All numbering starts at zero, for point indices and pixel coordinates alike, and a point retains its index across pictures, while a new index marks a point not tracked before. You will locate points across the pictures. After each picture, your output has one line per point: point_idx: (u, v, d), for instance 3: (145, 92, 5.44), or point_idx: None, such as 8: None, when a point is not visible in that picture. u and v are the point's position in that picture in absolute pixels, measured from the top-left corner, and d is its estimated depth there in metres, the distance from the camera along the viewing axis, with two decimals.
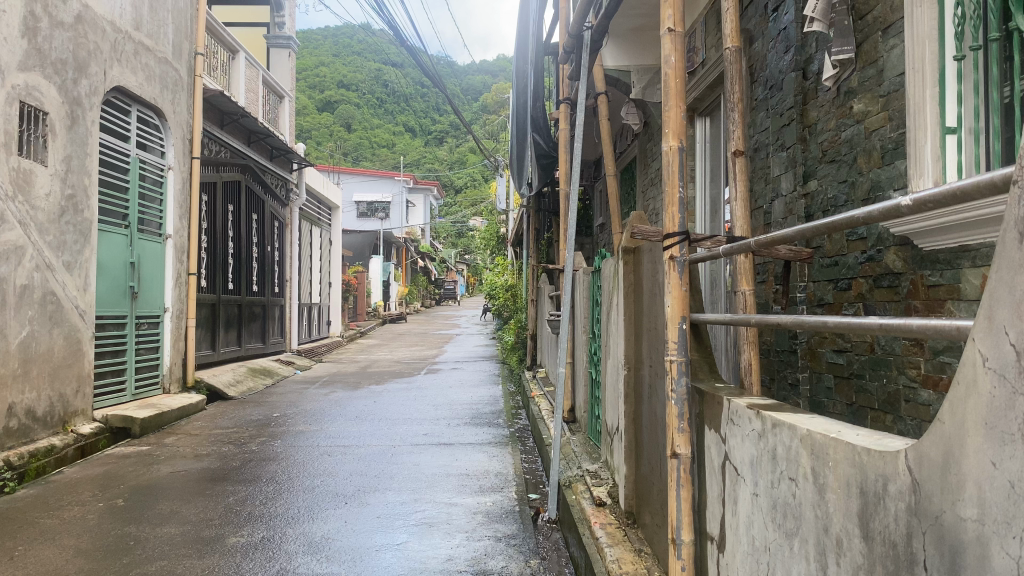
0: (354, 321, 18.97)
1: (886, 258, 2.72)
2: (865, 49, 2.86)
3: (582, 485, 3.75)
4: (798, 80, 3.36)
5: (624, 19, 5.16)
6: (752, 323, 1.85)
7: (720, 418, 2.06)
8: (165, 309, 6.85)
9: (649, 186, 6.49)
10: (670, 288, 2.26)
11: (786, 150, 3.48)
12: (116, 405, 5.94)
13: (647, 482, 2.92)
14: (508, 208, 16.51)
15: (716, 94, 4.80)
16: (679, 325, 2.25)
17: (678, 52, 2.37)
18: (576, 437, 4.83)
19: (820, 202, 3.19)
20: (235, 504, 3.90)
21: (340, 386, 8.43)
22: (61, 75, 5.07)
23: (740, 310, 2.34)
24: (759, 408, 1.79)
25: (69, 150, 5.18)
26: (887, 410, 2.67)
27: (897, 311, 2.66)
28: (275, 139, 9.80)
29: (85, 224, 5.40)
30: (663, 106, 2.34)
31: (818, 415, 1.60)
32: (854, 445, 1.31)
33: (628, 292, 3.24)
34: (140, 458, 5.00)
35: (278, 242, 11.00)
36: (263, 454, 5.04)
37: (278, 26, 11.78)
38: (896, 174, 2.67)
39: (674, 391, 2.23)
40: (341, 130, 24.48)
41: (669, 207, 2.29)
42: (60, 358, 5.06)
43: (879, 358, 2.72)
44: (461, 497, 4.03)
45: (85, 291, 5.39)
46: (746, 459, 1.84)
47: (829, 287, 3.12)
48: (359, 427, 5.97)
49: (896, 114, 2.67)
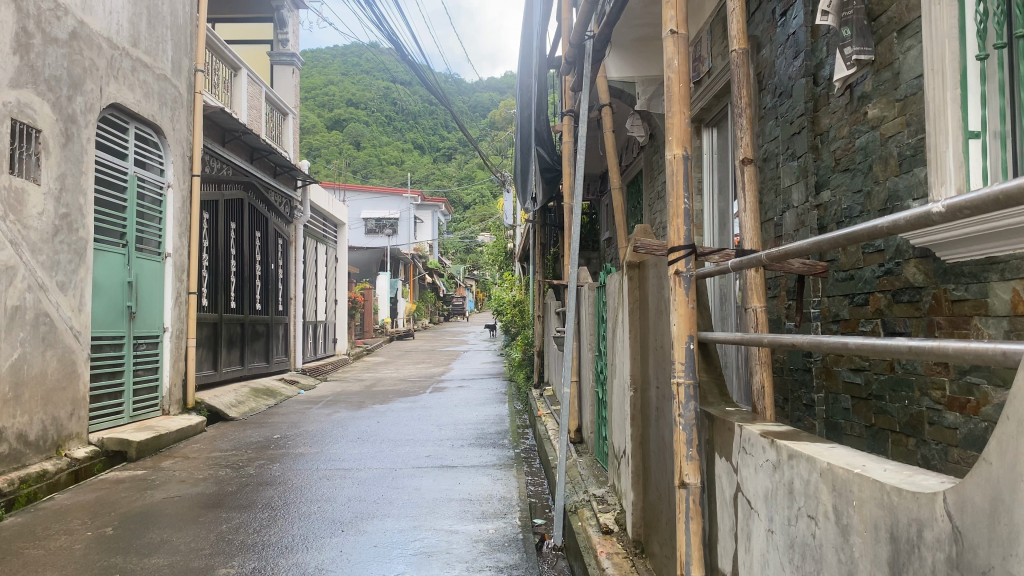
0: (360, 338, 18.85)
1: (905, 272, 2.57)
2: (881, 51, 2.72)
3: (588, 511, 3.59)
4: (808, 85, 3.22)
5: (628, 28, 5.05)
6: (765, 343, 1.70)
7: (731, 446, 1.91)
8: (165, 329, 6.74)
9: (655, 200, 6.35)
10: (675, 305, 2.12)
11: (797, 159, 3.34)
12: (113, 428, 5.81)
13: (655, 509, 2.77)
14: (515, 223, 16.38)
15: (723, 104, 4.67)
16: (685, 345, 2.09)
17: (681, 55, 2.23)
18: (583, 458, 4.67)
19: (833, 213, 3.04)
20: (228, 532, 3.76)
21: (344, 406, 8.28)
22: (55, 92, 4.98)
23: (751, 327, 2.18)
24: (773, 437, 1.64)
25: (63, 168, 5.09)
26: (910, 434, 2.50)
27: (918, 328, 2.50)
28: (277, 156, 9.70)
29: (81, 242, 5.30)
30: (666, 112, 2.21)
31: (839, 446, 1.45)
32: (883, 483, 1.16)
33: (634, 309, 3.10)
34: (134, 483, 4.87)
35: (282, 260, 10.90)
36: (260, 478, 4.90)
37: (282, 43, 11.75)
38: (915, 183, 2.52)
39: (682, 416, 2.07)
40: (350, 148, 24.49)
41: (672, 219, 2.14)
42: (54, 380, 4.94)
43: (899, 378, 2.56)
44: (463, 524, 3.88)
45: (80, 311, 5.28)
46: (760, 492, 1.69)
47: (844, 302, 2.96)
48: (361, 449, 5.82)
49: (913, 119, 2.52)
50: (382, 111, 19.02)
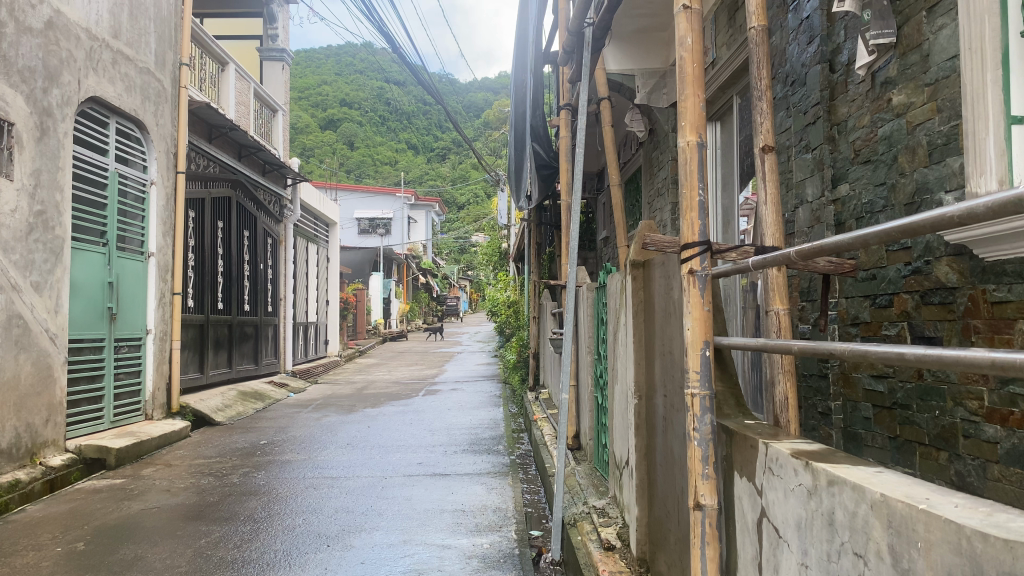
0: (352, 340, 18.61)
1: (936, 270, 2.37)
2: (906, 32, 2.52)
3: (588, 525, 3.38)
4: (824, 72, 3.03)
5: (628, 18, 4.84)
6: (794, 350, 1.51)
7: (755, 465, 1.71)
8: (148, 331, 6.52)
9: (655, 197, 6.18)
10: (689, 307, 1.91)
11: (811, 152, 3.15)
12: (92, 434, 5.59)
13: (662, 525, 2.57)
14: (509, 222, 16.18)
15: (728, 96, 4.49)
16: (701, 352, 1.89)
17: (695, 32, 2.02)
18: (581, 467, 4.47)
19: (852, 209, 2.85)
20: (207, 547, 3.56)
21: (334, 410, 8.06)
22: (29, 84, 4.75)
23: (773, 331, 1.98)
24: (807, 458, 1.45)
25: (38, 163, 4.86)
26: (941, 447, 2.32)
27: (952, 332, 2.31)
28: (267, 153, 9.49)
29: (57, 241, 5.07)
30: (679, 95, 2.00)
31: (889, 471, 1.26)
32: (962, 524, 0.96)
33: (639, 312, 2.90)
34: (112, 493, 4.65)
35: (272, 260, 10.67)
36: (244, 487, 4.70)
37: (271, 38, 11.53)
38: (947, 174, 2.32)
39: (696, 430, 1.86)
40: (343, 147, 24.26)
41: (686, 213, 1.95)
42: (28, 385, 4.71)
43: (928, 387, 2.38)
44: (455, 538, 3.67)
45: (56, 313, 5.04)
46: (791, 521, 1.49)
47: (865, 304, 2.77)
48: (349, 456, 5.62)
49: (945, 105, 2.33)
50: (375, 111, 18.80)
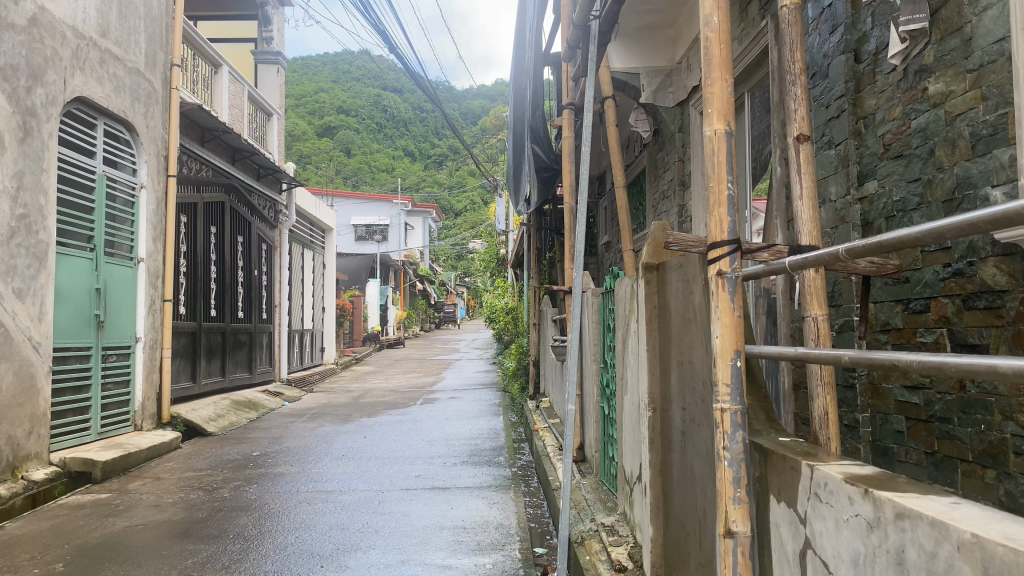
0: (348, 347, 18.41)
1: (981, 272, 2.21)
2: (944, 16, 2.35)
3: (598, 544, 3.18)
4: (849, 63, 2.88)
5: (635, 14, 4.75)
6: (832, 360, 1.31)
7: (797, 488, 1.52)
8: (137, 339, 6.31)
9: (660, 199, 6.04)
10: (717, 313, 1.73)
11: (835, 147, 2.99)
12: (77, 446, 5.39)
13: (680, 547, 2.38)
14: (508, 228, 16.06)
15: (739, 93, 4.35)
16: (731, 362, 1.70)
17: (722, 10, 1.83)
18: (587, 480, 4.29)
19: (881, 207, 2.69)
20: (193, 567, 3.37)
21: (330, 419, 7.87)
22: (11, 82, 4.56)
23: (811, 339, 1.79)
24: (865, 485, 1.26)
25: (21, 164, 4.66)
26: (987, 464, 2.17)
27: (999, 340, 2.15)
28: (261, 158, 9.32)
29: (41, 246, 4.88)
30: (705, 78, 1.82)
31: (970, 502, 1.08)
32: None
33: (651, 318, 2.71)
34: (96, 508, 4.45)
35: (267, 266, 10.49)
36: (235, 502, 4.51)
37: (267, 41, 11.40)
38: (994, 167, 2.15)
39: (727, 449, 1.68)
40: (339, 154, 24.15)
41: (713, 207, 1.76)
42: (10, 396, 4.51)
43: (972, 400, 2.23)
44: (456, 558, 3.48)
45: (40, 321, 4.85)
46: (843, 555, 1.31)
47: (897, 309, 2.60)
48: (345, 468, 5.43)
49: (991, 92, 2.17)
50: (373, 117, 18.71)
